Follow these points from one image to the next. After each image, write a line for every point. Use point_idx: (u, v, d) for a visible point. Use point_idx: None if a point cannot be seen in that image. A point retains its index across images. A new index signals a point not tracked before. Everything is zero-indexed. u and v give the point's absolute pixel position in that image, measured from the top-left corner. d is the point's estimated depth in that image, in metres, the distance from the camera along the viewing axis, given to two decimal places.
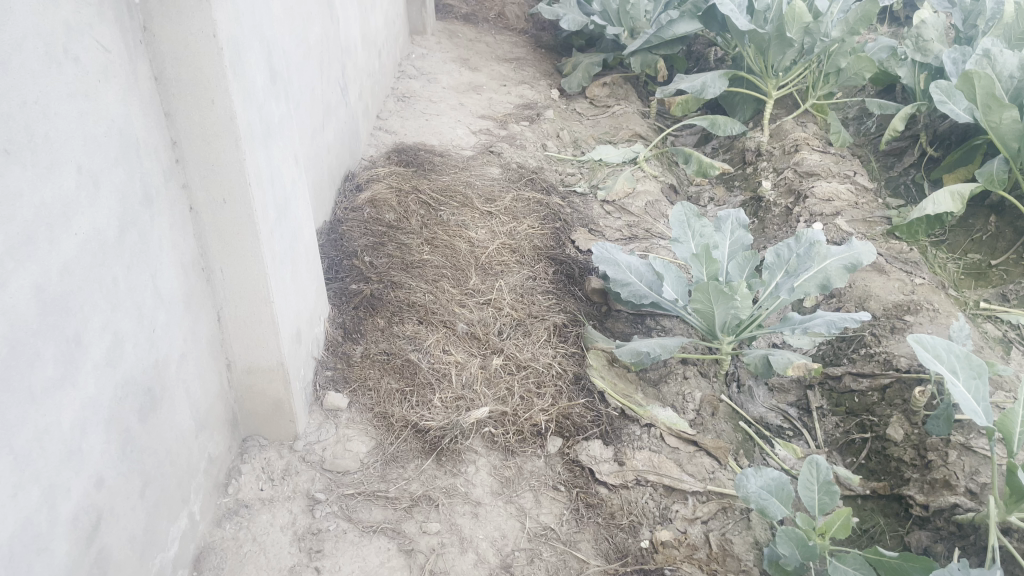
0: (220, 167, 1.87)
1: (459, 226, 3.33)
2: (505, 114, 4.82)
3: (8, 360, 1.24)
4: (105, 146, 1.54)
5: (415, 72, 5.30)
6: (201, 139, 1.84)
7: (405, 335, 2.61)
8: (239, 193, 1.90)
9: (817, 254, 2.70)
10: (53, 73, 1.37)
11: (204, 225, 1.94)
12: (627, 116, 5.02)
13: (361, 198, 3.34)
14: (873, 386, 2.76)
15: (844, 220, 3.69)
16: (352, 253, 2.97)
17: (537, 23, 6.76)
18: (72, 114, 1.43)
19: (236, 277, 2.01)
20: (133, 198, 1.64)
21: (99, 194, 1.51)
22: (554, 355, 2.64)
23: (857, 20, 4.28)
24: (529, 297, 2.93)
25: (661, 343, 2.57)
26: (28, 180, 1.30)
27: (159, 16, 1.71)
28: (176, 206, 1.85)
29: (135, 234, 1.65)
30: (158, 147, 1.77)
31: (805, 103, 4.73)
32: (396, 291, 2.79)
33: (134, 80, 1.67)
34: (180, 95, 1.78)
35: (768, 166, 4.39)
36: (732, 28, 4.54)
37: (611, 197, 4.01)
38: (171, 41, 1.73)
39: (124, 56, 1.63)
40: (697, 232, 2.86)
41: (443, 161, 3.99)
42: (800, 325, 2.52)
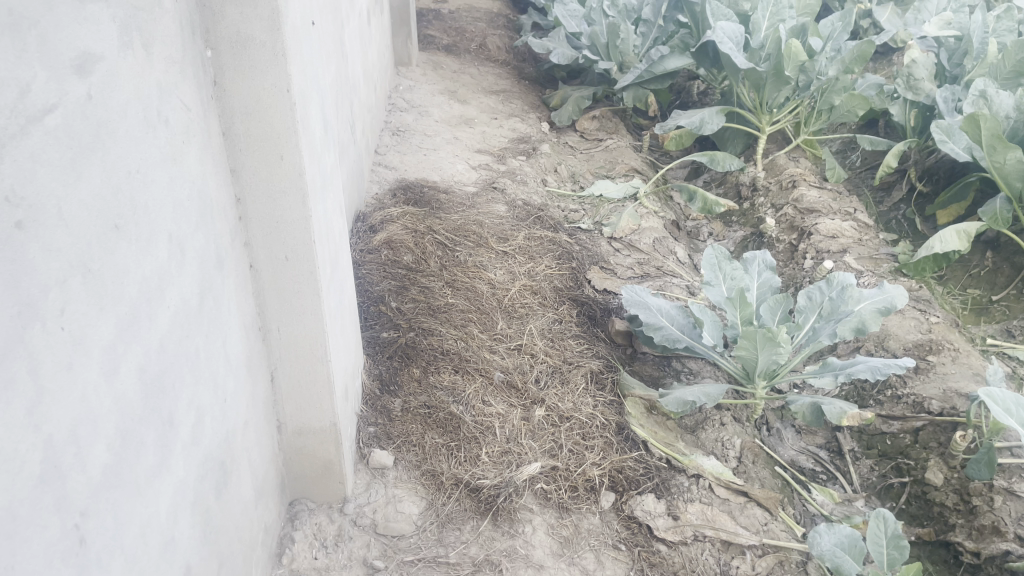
0: (285, 223, 1.79)
1: (478, 267, 3.27)
2: (502, 149, 4.79)
3: (121, 452, 1.15)
4: (187, 210, 1.45)
5: (406, 105, 5.25)
6: (266, 196, 1.76)
7: (443, 387, 2.53)
8: (302, 250, 1.81)
9: (850, 298, 2.69)
10: (150, 138, 1.29)
11: (263, 283, 1.85)
12: (620, 150, 5.03)
13: (377, 239, 3.27)
14: (905, 428, 2.77)
15: (851, 257, 3.73)
16: (376, 298, 2.89)
17: (518, 54, 6.77)
18: (163, 179, 1.34)
19: (293, 337, 1.92)
20: (209, 262, 1.55)
21: (185, 262, 1.42)
22: (595, 404, 2.60)
23: (853, 59, 4.33)
24: (560, 342, 2.89)
25: (705, 390, 2.53)
26: (132, 256, 1.21)
27: (231, 70, 1.63)
28: (240, 266, 1.76)
29: (210, 301, 1.56)
30: (226, 206, 1.69)
31: (796, 138, 4.78)
32: (429, 339, 2.71)
33: (207, 138, 1.59)
34: (248, 150, 1.70)
35: (766, 202, 4.42)
36: (727, 65, 4.60)
37: (618, 234, 3.99)
38: (242, 95, 1.65)
39: (201, 113, 1.55)
40: (728, 275, 2.86)
41: (449, 198, 3.93)
42: (843, 370, 2.53)
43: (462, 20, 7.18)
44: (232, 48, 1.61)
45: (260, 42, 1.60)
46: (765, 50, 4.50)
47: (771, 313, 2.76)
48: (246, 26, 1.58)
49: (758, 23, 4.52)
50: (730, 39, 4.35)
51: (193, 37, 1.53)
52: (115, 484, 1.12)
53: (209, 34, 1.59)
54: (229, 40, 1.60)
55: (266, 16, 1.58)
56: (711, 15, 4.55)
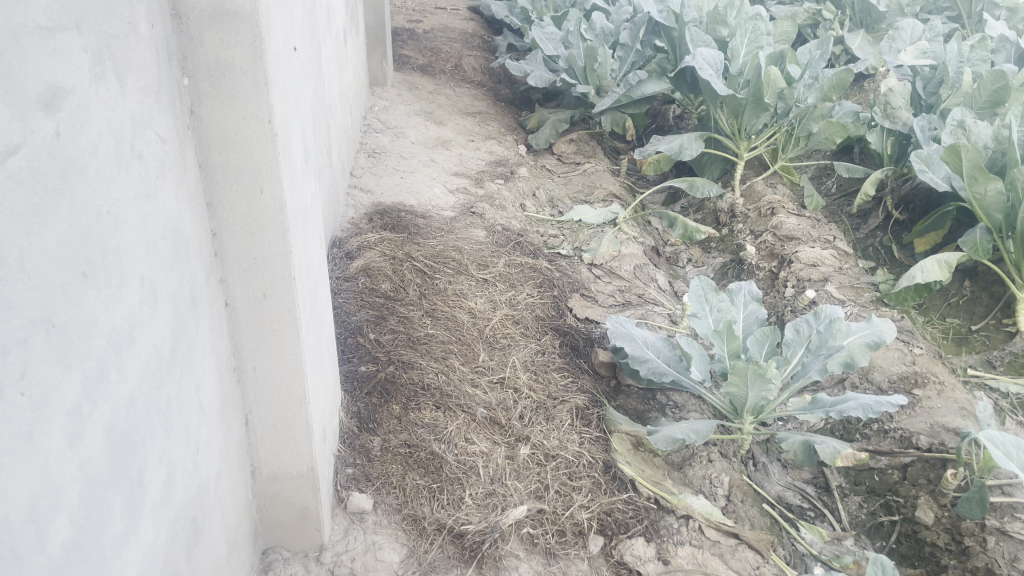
0: (263, 260, 1.69)
1: (458, 295, 3.19)
2: (479, 172, 4.73)
3: (84, 523, 1.05)
4: (161, 250, 1.36)
5: (382, 126, 5.17)
6: (244, 232, 1.67)
7: (425, 425, 2.43)
8: (281, 287, 1.72)
9: (839, 331, 2.64)
10: (123, 175, 1.21)
11: (239, 322, 1.76)
12: (598, 174, 4.99)
13: (354, 266, 3.17)
14: (893, 464, 2.73)
15: (833, 286, 3.70)
16: (353, 329, 2.80)
17: (493, 76, 6.74)
18: (136, 219, 1.25)
19: (271, 379, 1.82)
20: (183, 303, 1.46)
21: (157, 306, 1.33)
22: (581, 441, 2.52)
23: (831, 87, 4.32)
24: (544, 376, 2.81)
25: (693, 428, 2.45)
26: (101, 304, 1.12)
27: (209, 99, 1.54)
28: (214, 305, 1.66)
29: (184, 345, 1.46)
30: (201, 242, 1.59)
31: (774, 164, 4.77)
32: (409, 373, 2.61)
33: (183, 171, 1.49)
34: (225, 183, 1.61)
35: (745, 228, 4.39)
36: (706, 90, 4.58)
37: (598, 260, 3.92)
38: (221, 126, 1.57)
39: (176, 145, 1.45)
40: (715, 307, 2.80)
41: (426, 222, 3.84)
42: (833, 408, 2.48)
43: (437, 41, 7.13)
44: (210, 77, 1.52)
45: (241, 70, 1.52)
46: (744, 77, 4.50)
47: (758, 346, 2.71)
48: (226, 54, 1.50)
49: (736, 50, 4.52)
50: (710, 65, 4.34)
51: (169, 65, 1.44)
52: (77, 561, 1.03)
53: (186, 62, 1.51)
54: (206, 67, 1.52)
55: (248, 43, 1.49)
56: (690, 40, 4.54)
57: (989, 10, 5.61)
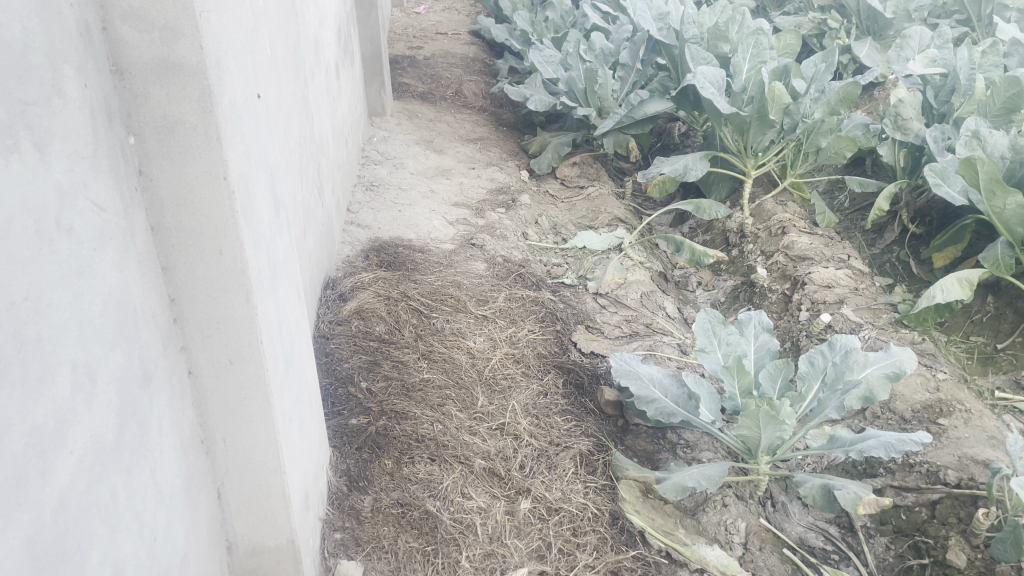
0: (227, 325, 1.58)
1: (456, 335, 3.07)
2: (480, 202, 4.63)
3: None
4: (100, 328, 1.25)
5: (380, 157, 5.08)
6: (205, 296, 1.56)
7: (418, 480, 2.30)
8: (247, 353, 1.61)
9: (856, 363, 2.49)
10: (45, 255, 1.09)
11: (205, 391, 1.65)
12: (603, 198, 4.87)
13: (348, 308, 3.06)
14: (921, 501, 2.57)
15: (849, 309, 3.53)
16: (344, 378, 2.68)
17: (495, 100, 6.66)
18: (66, 301, 1.14)
19: (243, 449, 1.71)
20: (132, 381, 1.35)
21: (96, 391, 1.21)
22: (585, 491, 2.38)
23: (839, 100, 4.16)
24: (546, 420, 2.67)
25: (705, 473, 2.30)
26: (16, 404, 1.01)
27: (158, 158, 1.44)
28: (176, 376, 1.56)
29: (134, 427, 1.35)
30: (157, 311, 1.49)
31: (783, 180, 4.62)
32: (403, 425, 2.49)
33: (132, 237, 1.39)
34: (181, 247, 1.51)
35: (755, 248, 4.23)
36: (709, 108, 4.46)
37: (603, 289, 3.80)
38: (173, 186, 1.46)
39: (121, 212, 1.35)
40: (724, 340, 2.65)
41: (424, 257, 3.74)
42: (853, 447, 2.32)
43: (438, 67, 7.07)
44: (158, 134, 1.42)
45: (190, 126, 1.41)
46: (747, 93, 4.35)
47: (771, 381, 2.56)
48: (174, 109, 1.40)
49: (739, 65, 4.38)
50: (712, 83, 4.22)
51: (111, 126, 1.34)
52: None
53: (132, 119, 1.40)
54: (153, 124, 1.41)
55: (196, 97, 1.38)
56: (690, 58, 4.41)
57: (999, 12, 5.45)
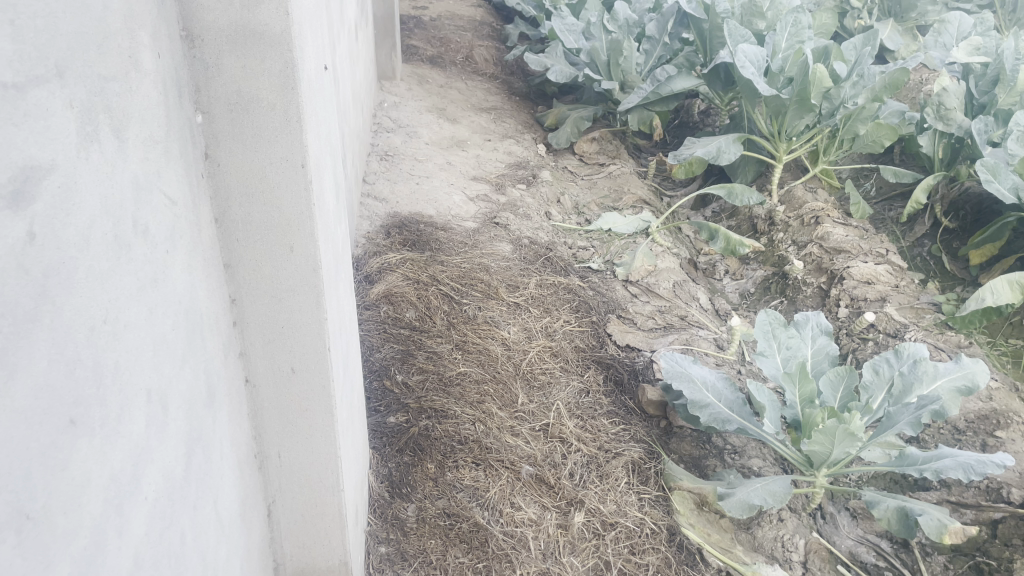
0: (292, 328, 1.40)
1: (489, 323, 2.89)
2: (499, 176, 4.43)
3: None
4: (172, 345, 1.06)
5: (393, 124, 4.84)
6: (270, 298, 1.37)
7: (464, 487, 2.14)
8: (313, 360, 1.42)
9: (925, 373, 2.36)
10: (124, 264, 0.90)
11: (262, 402, 1.46)
12: (625, 177, 4.69)
13: (375, 292, 2.89)
14: (980, 520, 2.41)
15: (892, 308, 3.39)
16: (379, 370, 2.51)
17: (506, 68, 6.41)
18: (141, 316, 0.95)
19: (300, 465, 1.53)
20: (199, 401, 1.17)
21: (169, 421, 1.03)
22: (640, 503, 2.24)
23: (884, 87, 4.00)
24: (592, 423, 2.52)
25: (770, 489, 2.16)
26: (96, 452, 0.82)
27: (228, 140, 1.24)
28: (235, 388, 1.37)
29: (200, 453, 1.17)
30: (219, 316, 1.30)
31: (813, 167, 4.46)
32: (444, 424, 2.32)
33: (198, 233, 1.20)
34: (247, 242, 1.32)
35: (786, 238, 4.07)
36: (745, 87, 4.26)
37: (633, 276, 3.63)
38: (242, 172, 1.27)
39: (189, 204, 1.16)
40: (784, 344, 2.51)
41: (448, 236, 3.54)
42: (927, 467, 2.19)
43: (446, 29, 6.79)
44: (229, 113, 1.22)
45: (267, 105, 1.22)
46: (786, 74, 4.16)
47: (832, 389, 2.42)
48: (250, 84, 1.20)
49: (777, 43, 4.18)
50: (752, 63, 4.02)
51: (180, 102, 1.14)
52: None
53: (200, 94, 1.21)
54: (224, 101, 1.21)
55: (277, 72, 1.19)
56: (728, 34, 4.18)
57: None
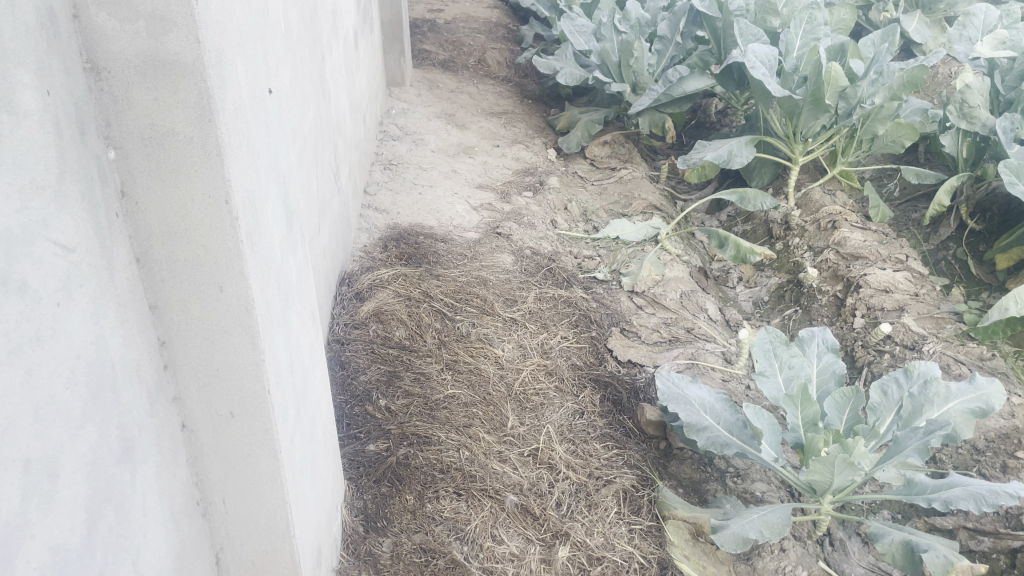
0: (227, 371, 1.31)
1: (483, 341, 2.80)
2: (506, 183, 4.34)
3: None
4: (66, 405, 0.98)
5: (399, 132, 4.77)
6: (202, 339, 1.29)
7: (443, 520, 2.05)
8: (252, 403, 1.34)
9: (936, 394, 2.21)
10: None
11: (202, 447, 1.39)
12: (636, 182, 4.57)
13: (366, 309, 2.81)
14: (999, 547, 2.28)
15: (910, 318, 3.23)
16: (361, 395, 2.43)
17: (520, 71, 6.31)
18: (15, 380, 0.88)
19: (245, 511, 1.46)
20: (109, 459, 1.09)
21: (57, 490, 0.96)
22: (631, 535, 2.13)
23: (903, 85, 3.78)
24: (584, 448, 2.41)
25: (766, 521, 2.03)
26: None
27: (145, 178, 1.16)
28: (167, 436, 1.30)
29: (111, 514, 1.09)
30: (143, 361, 1.22)
31: (831, 168, 4.28)
32: (425, 452, 2.24)
33: (110, 277, 1.12)
34: (173, 283, 1.24)
35: (802, 243, 3.91)
36: (758, 88, 4.11)
37: (639, 286, 3.50)
38: (163, 210, 1.18)
39: (97, 249, 1.09)
40: (786, 363, 2.37)
41: (447, 248, 3.46)
42: (937, 497, 2.05)
43: (460, 32, 6.70)
44: (144, 147, 1.14)
45: (184, 137, 1.13)
46: (800, 73, 4.01)
47: (837, 411, 2.29)
48: (164, 116, 1.12)
49: (791, 42, 4.03)
50: (763, 64, 3.87)
51: (84, 139, 1.06)
52: None
53: (111, 129, 1.13)
54: (137, 136, 1.13)
55: (192, 103, 1.10)
56: (739, 34, 4.06)
57: None
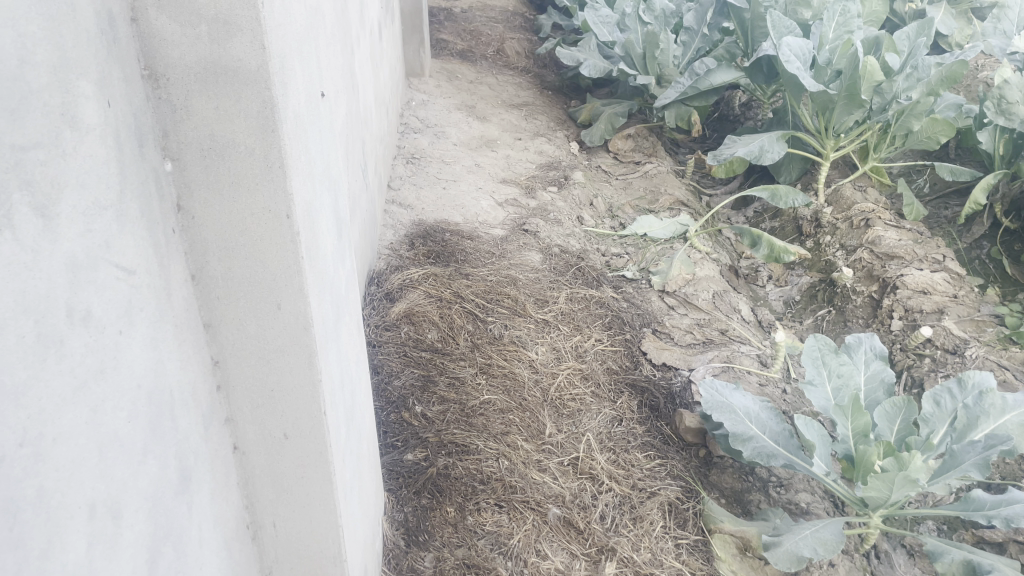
0: (282, 391, 1.25)
1: (515, 343, 2.73)
2: (530, 178, 4.27)
3: None
4: (130, 439, 0.92)
5: (420, 124, 4.69)
6: (257, 358, 1.22)
7: (486, 534, 1.99)
8: (308, 424, 1.28)
9: (991, 406, 2.14)
10: (53, 365, 0.77)
11: (253, 469, 1.33)
12: (662, 176, 4.49)
13: (396, 311, 2.75)
14: None
15: (950, 321, 3.15)
16: (396, 402, 2.37)
17: (539, 61, 6.21)
18: (81, 421, 0.81)
19: (296, 535, 1.40)
20: (168, 491, 1.03)
21: (122, 532, 0.90)
22: (678, 551, 2.07)
23: (941, 80, 3.74)
24: (625, 457, 2.35)
25: (820, 538, 1.96)
26: None
27: (202, 190, 1.09)
28: (220, 459, 1.24)
29: (170, 550, 1.03)
30: (198, 383, 1.16)
31: (862, 164, 4.19)
32: (465, 462, 2.17)
33: (168, 297, 1.05)
34: (228, 300, 1.17)
35: (834, 241, 3.83)
36: (790, 82, 4.02)
37: (669, 286, 3.43)
38: (221, 225, 1.11)
39: (156, 267, 1.02)
40: (835, 372, 2.30)
41: (475, 245, 3.39)
42: (996, 514, 1.98)
43: (477, 21, 6.60)
44: (203, 159, 1.07)
45: (246, 149, 1.06)
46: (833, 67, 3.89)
47: (887, 422, 2.22)
48: (224, 126, 1.04)
49: (823, 35, 3.93)
50: (797, 57, 3.76)
51: (141, 152, 0.99)
52: None
53: (168, 139, 1.06)
54: (196, 147, 1.06)
55: (254, 112, 1.03)
56: (772, 26, 3.96)
57: None
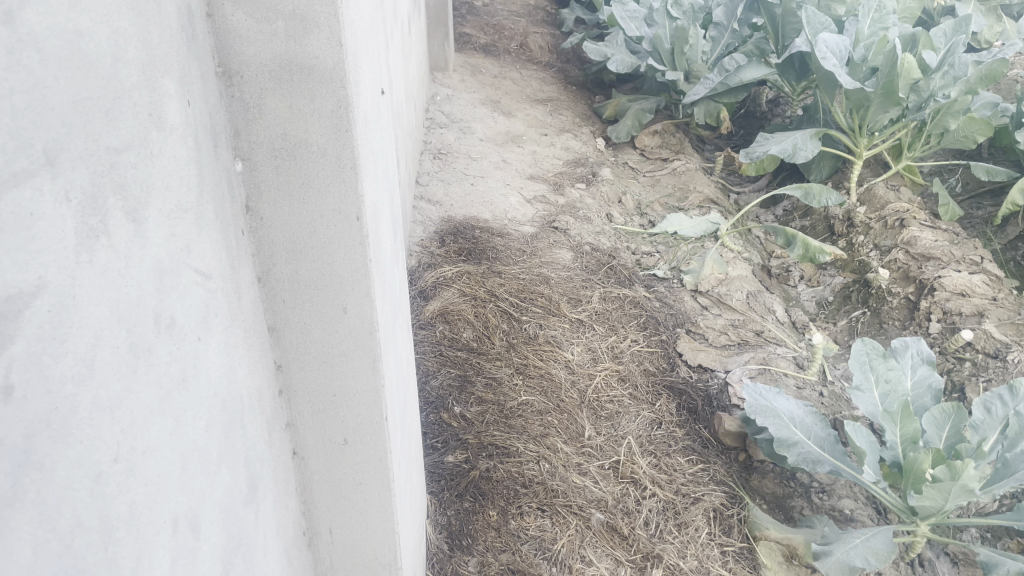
0: (344, 396, 1.21)
1: (551, 343, 2.70)
2: (558, 174, 4.23)
3: None
4: (207, 449, 0.89)
5: (445, 119, 4.65)
6: (320, 363, 1.19)
7: (529, 539, 1.96)
8: (368, 430, 1.24)
9: None
10: (142, 376, 0.74)
11: (312, 475, 1.30)
12: (690, 174, 4.44)
13: (431, 309, 2.72)
14: None
15: (991, 324, 3.09)
16: (435, 402, 2.34)
17: (562, 56, 6.16)
18: (166, 432, 0.78)
19: (352, 541, 1.37)
20: (239, 501, 1.00)
21: (200, 546, 0.87)
22: (725, 558, 2.05)
23: (980, 79, 3.67)
24: (667, 461, 2.32)
25: (871, 547, 1.90)
26: None
27: (272, 191, 1.06)
28: (281, 465, 1.21)
29: (240, 561, 1.01)
30: (263, 389, 1.13)
31: (895, 163, 4.13)
32: (506, 465, 2.14)
33: (238, 301, 1.02)
34: (293, 303, 1.14)
35: (867, 241, 3.77)
36: (824, 78, 3.96)
37: (702, 285, 3.38)
38: (289, 227, 1.08)
39: (229, 270, 0.99)
40: (882, 377, 2.26)
41: (505, 243, 3.35)
42: None
43: (499, 15, 6.55)
44: (274, 159, 1.04)
45: (317, 148, 1.02)
46: (869, 64, 3.83)
47: (937, 428, 2.17)
48: (297, 126, 1.01)
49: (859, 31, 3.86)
50: (834, 54, 3.73)
51: (215, 154, 0.96)
52: None
53: (239, 139, 1.02)
54: (268, 146, 1.03)
55: (328, 112, 0.99)
56: (807, 22, 3.89)
57: None
